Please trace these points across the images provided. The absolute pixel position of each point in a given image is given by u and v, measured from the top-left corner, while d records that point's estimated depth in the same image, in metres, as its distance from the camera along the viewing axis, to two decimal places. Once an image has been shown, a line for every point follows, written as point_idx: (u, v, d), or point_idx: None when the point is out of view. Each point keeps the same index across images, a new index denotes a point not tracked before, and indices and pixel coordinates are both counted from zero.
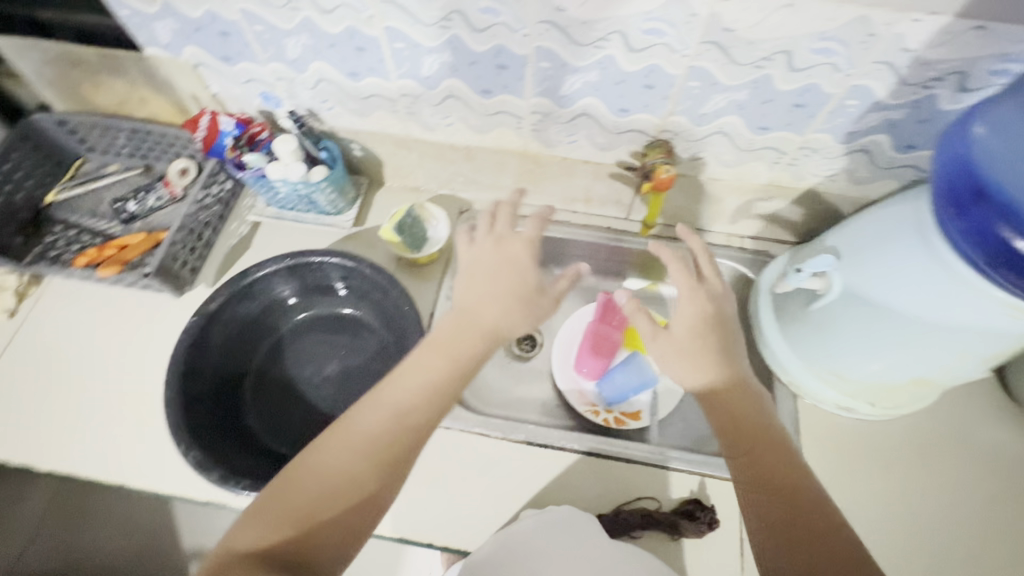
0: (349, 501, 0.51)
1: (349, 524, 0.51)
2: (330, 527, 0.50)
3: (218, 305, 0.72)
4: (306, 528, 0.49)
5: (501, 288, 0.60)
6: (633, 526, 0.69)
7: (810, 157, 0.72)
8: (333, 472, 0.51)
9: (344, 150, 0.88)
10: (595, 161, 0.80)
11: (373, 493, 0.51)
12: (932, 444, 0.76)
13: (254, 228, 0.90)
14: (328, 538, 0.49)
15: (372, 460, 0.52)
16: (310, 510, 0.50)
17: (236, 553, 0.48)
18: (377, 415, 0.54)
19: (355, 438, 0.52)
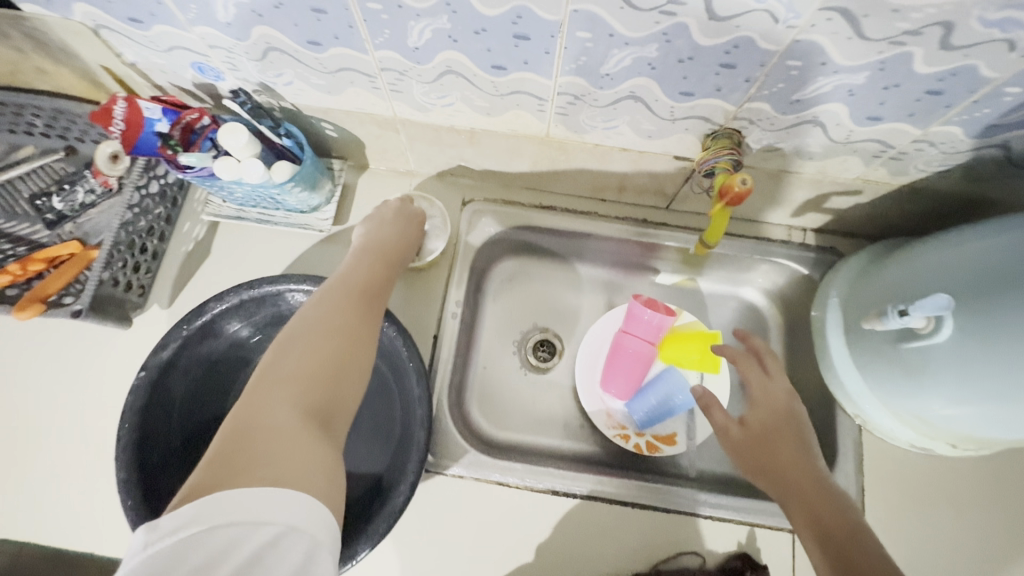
0: (352, 347, 0.45)
1: (358, 368, 0.45)
2: (349, 383, 0.44)
3: (172, 352, 0.58)
4: (328, 391, 0.42)
5: (409, 231, 0.65)
6: None
7: (923, 151, 0.55)
8: (329, 329, 0.45)
9: (314, 130, 0.70)
10: (635, 149, 0.63)
11: (370, 337, 0.48)
12: (1012, 480, 0.67)
13: (213, 231, 0.74)
14: (347, 384, 0.44)
15: (362, 324, 0.48)
16: (324, 360, 0.43)
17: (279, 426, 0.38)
18: (348, 292, 0.51)
19: (345, 321, 0.47)
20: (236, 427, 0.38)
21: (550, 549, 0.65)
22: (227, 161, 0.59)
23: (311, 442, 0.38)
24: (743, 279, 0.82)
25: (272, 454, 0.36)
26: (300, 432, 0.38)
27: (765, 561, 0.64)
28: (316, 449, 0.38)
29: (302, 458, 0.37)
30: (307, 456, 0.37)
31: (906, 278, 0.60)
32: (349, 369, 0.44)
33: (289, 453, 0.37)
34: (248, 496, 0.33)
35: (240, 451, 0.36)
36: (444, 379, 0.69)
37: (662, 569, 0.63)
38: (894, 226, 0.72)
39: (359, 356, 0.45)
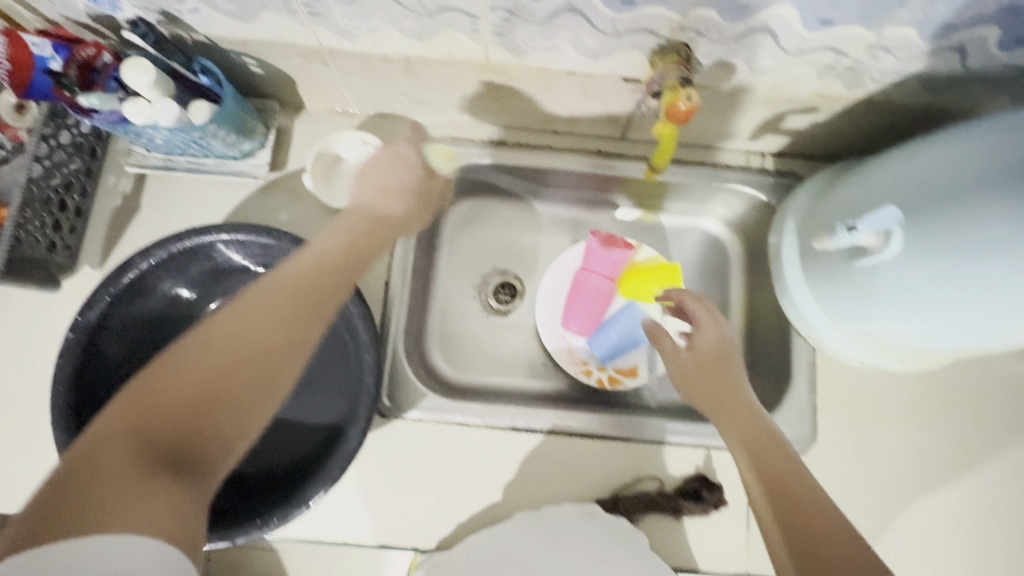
0: (261, 372, 0.41)
1: (261, 394, 0.41)
2: (236, 409, 0.39)
3: (101, 313, 0.55)
4: (199, 419, 0.38)
5: (395, 179, 0.60)
6: (634, 511, 0.64)
7: (878, 58, 0.52)
8: (232, 352, 0.40)
9: (237, 67, 0.64)
10: (582, 72, 0.59)
11: (280, 364, 0.42)
12: (957, 392, 0.69)
13: (140, 184, 0.69)
14: (242, 412, 0.40)
15: (285, 340, 0.43)
16: (201, 382, 0.39)
17: (111, 459, 0.35)
18: (281, 292, 0.44)
19: (266, 341, 0.42)
20: (81, 459, 0.35)
21: (514, 485, 0.65)
22: (137, 104, 0.54)
23: (158, 488, 0.35)
24: (704, 210, 0.80)
25: (116, 501, 0.34)
26: (143, 478, 0.35)
27: (720, 481, 0.66)
28: (163, 495, 0.35)
29: (144, 507, 0.34)
30: (152, 505, 0.34)
31: (856, 197, 0.59)
32: (243, 399, 0.40)
33: (129, 501, 0.34)
34: (79, 549, 0.31)
35: (76, 482, 0.34)
36: (399, 326, 0.68)
37: (622, 494, 0.65)
38: (853, 145, 0.70)
39: (263, 383, 0.41)
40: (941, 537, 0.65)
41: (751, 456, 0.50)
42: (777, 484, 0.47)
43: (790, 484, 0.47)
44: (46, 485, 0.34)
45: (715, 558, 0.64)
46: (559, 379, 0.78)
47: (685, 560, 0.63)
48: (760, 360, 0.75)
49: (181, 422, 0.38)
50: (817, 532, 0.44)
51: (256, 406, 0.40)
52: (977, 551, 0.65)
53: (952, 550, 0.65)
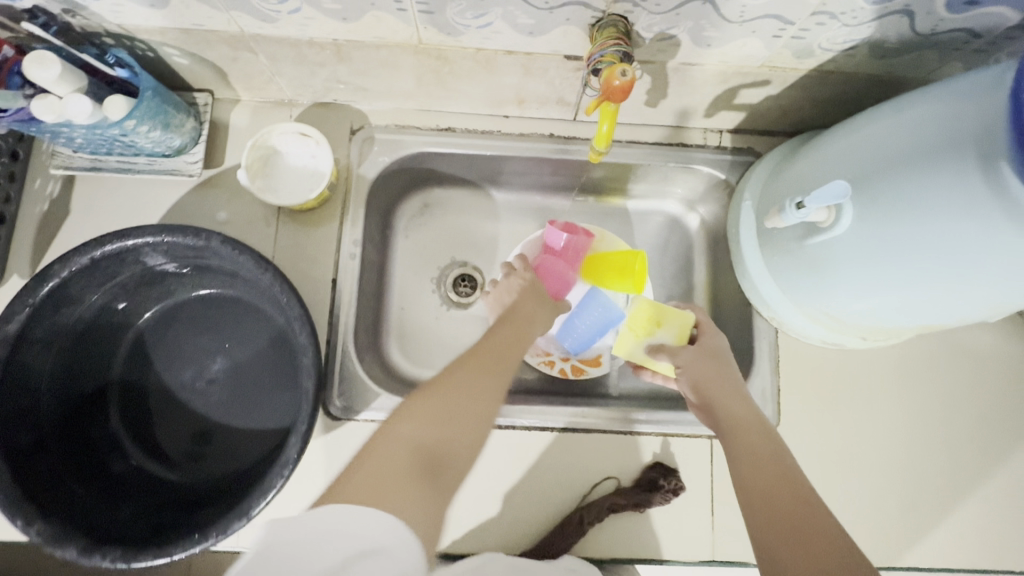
0: (480, 418, 0.48)
1: (478, 434, 0.48)
2: (466, 435, 0.47)
3: (21, 326, 0.52)
4: (444, 436, 0.46)
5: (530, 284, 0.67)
6: (598, 518, 0.61)
7: (824, 25, 0.50)
8: (466, 389, 0.49)
9: (159, 58, 0.60)
10: (522, 52, 0.56)
11: (495, 412, 0.50)
12: (920, 367, 0.68)
13: (67, 186, 0.66)
14: (463, 443, 0.47)
15: (498, 387, 0.51)
16: (449, 408, 0.47)
17: (401, 452, 0.44)
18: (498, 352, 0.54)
19: (483, 383, 0.50)
20: (371, 450, 0.44)
21: (473, 486, 0.63)
22: (45, 100, 0.51)
23: (415, 489, 0.42)
24: (665, 192, 0.78)
25: (379, 488, 0.41)
26: (410, 477, 0.42)
27: (678, 468, 0.64)
28: (419, 497, 0.42)
29: (404, 501, 0.41)
30: (408, 502, 0.41)
31: (812, 171, 0.56)
32: (466, 432, 0.47)
33: (395, 492, 0.41)
34: (327, 518, 0.38)
35: (376, 472, 0.42)
36: (348, 325, 0.65)
37: (585, 510, 0.62)
38: (812, 118, 0.68)
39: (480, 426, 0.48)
40: (909, 514, 0.64)
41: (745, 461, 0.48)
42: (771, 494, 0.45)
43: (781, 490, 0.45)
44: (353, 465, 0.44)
45: (680, 549, 0.62)
46: (522, 372, 0.76)
47: (652, 552, 0.62)
48: None
49: (435, 441, 0.45)
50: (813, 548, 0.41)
51: (474, 443, 0.48)
52: (946, 526, 0.64)
53: (921, 525, 0.64)
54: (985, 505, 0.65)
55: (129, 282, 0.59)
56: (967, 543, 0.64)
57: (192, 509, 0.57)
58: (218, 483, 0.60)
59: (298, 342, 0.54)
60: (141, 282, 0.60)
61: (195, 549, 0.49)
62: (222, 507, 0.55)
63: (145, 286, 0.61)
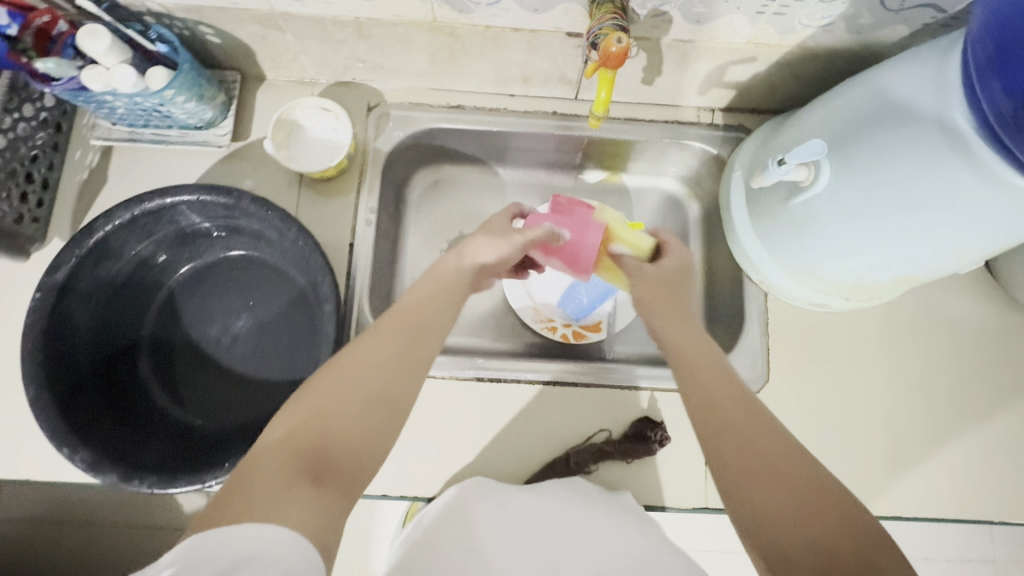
0: (373, 401, 0.45)
1: (375, 421, 0.45)
2: (357, 428, 0.43)
3: (67, 274, 0.56)
4: (328, 432, 0.42)
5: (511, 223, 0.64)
6: (587, 462, 0.66)
7: (803, 1, 0.55)
8: (357, 377, 0.46)
9: (193, 36, 0.66)
10: (528, 29, 0.61)
11: (398, 396, 0.46)
12: (902, 329, 0.72)
13: (106, 156, 0.71)
14: (356, 433, 0.43)
15: (399, 366, 0.47)
16: (337, 403, 0.44)
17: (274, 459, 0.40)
18: (402, 331, 0.50)
19: (377, 364, 0.47)
20: (246, 464, 0.40)
21: (481, 435, 0.67)
22: (95, 70, 0.56)
23: (297, 492, 0.38)
24: (662, 169, 0.83)
25: (250, 502, 0.37)
26: (295, 482, 0.38)
27: (662, 420, 0.68)
28: (306, 499, 0.38)
29: (288, 507, 0.37)
30: (290, 506, 0.37)
31: (795, 139, 0.61)
32: (357, 420, 0.44)
33: (274, 503, 0.37)
34: (232, 536, 0.34)
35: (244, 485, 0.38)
36: (364, 286, 0.70)
37: (574, 450, 0.66)
38: (797, 95, 0.72)
39: (375, 412, 0.45)
40: (893, 466, 0.68)
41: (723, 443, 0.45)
42: (769, 467, 0.43)
43: (773, 458, 0.43)
44: (223, 490, 0.38)
45: (675, 496, 0.66)
46: (526, 337, 0.80)
47: (649, 498, 0.66)
48: (717, 310, 0.78)
49: (321, 440, 0.42)
50: (813, 518, 0.40)
51: (370, 432, 0.44)
52: (927, 478, 0.68)
53: (903, 476, 0.68)
54: (966, 458, 0.68)
55: (162, 241, 0.64)
56: (948, 493, 0.67)
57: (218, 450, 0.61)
58: (242, 430, 0.63)
59: (321, 292, 0.58)
60: (173, 241, 0.65)
61: (226, 477, 0.53)
62: (247, 446, 0.59)
63: (176, 246, 0.66)
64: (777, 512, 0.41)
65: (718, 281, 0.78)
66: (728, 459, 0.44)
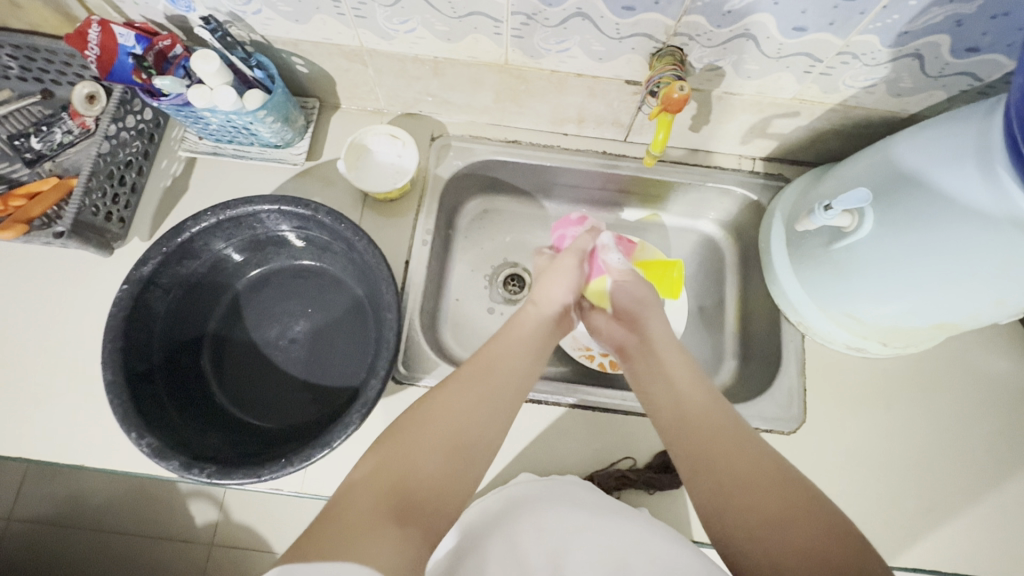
0: (453, 446, 0.46)
1: (456, 467, 0.45)
2: (437, 459, 0.45)
3: (153, 269, 0.61)
4: (409, 467, 0.44)
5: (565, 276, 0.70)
6: (609, 489, 0.66)
7: (848, 64, 0.60)
8: (440, 424, 0.47)
9: (284, 64, 0.72)
10: (590, 75, 0.67)
11: (481, 432, 0.48)
12: (939, 379, 0.73)
13: (188, 167, 0.77)
14: (439, 477, 0.44)
15: (478, 417, 0.49)
16: (426, 437, 0.46)
17: (358, 489, 0.42)
18: (487, 373, 0.52)
19: (456, 413, 0.48)
20: (338, 499, 0.42)
21: (518, 452, 0.69)
22: (200, 90, 0.62)
23: (386, 532, 0.39)
24: (701, 212, 0.87)
25: (338, 539, 0.38)
26: (379, 520, 0.39)
27: None
28: (399, 540, 0.39)
29: (375, 544, 0.38)
30: (381, 547, 0.38)
31: (836, 189, 0.65)
32: (441, 463, 0.45)
33: (365, 542, 0.38)
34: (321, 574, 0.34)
35: (334, 519, 0.40)
36: (416, 301, 0.73)
37: (597, 474, 0.68)
38: (836, 150, 0.77)
39: (455, 459, 0.46)
40: (929, 516, 0.68)
41: (719, 484, 0.45)
42: (751, 500, 0.43)
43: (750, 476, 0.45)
44: (310, 527, 0.39)
45: None
46: (563, 364, 0.82)
47: (681, 530, 0.66)
48: (753, 350, 0.79)
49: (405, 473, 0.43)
50: (805, 540, 0.40)
51: (451, 475, 0.45)
52: (967, 531, 0.67)
53: (942, 529, 0.67)
54: (1007, 515, 0.67)
55: (237, 247, 0.69)
56: (989, 550, 0.66)
57: (270, 449, 0.63)
58: (294, 431, 0.66)
59: (384, 301, 0.62)
60: (247, 248, 0.69)
61: (279, 473, 0.54)
62: (298, 445, 0.60)
63: (248, 252, 0.71)
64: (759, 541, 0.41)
65: (754, 320, 0.80)
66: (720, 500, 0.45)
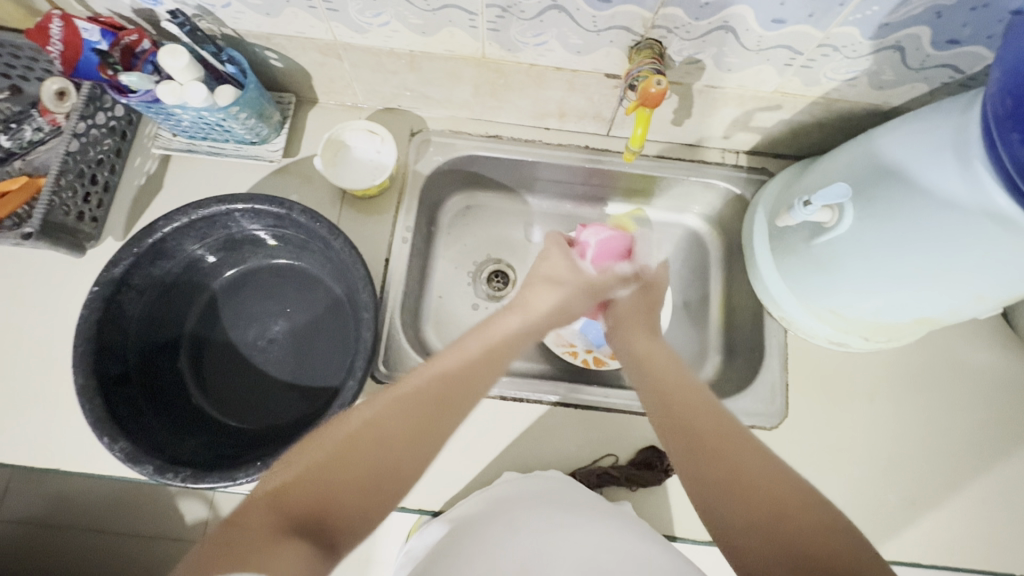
0: (375, 470, 0.43)
1: (371, 491, 0.43)
2: (347, 483, 0.42)
3: (123, 270, 0.60)
4: (318, 487, 0.41)
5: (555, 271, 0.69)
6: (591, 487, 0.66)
7: (829, 57, 0.59)
8: (359, 443, 0.44)
9: (257, 58, 0.71)
10: (570, 69, 0.66)
11: (409, 455, 0.45)
12: (921, 372, 0.73)
13: (163, 164, 0.75)
14: (348, 502, 0.42)
15: (411, 437, 0.45)
16: (343, 457, 0.43)
17: (263, 502, 0.40)
18: (432, 384, 0.48)
19: (382, 427, 0.45)
20: (237, 515, 0.39)
21: (501, 451, 0.68)
22: (169, 86, 0.60)
23: (281, 556, 0.37)
24: (685, 206, 0.86)
25: (230, 559, 0.36)
26: (275, 543, 0.37)
27: None
28: (293, 562, 0.37)
29: (267, 567, 0.36)
30: (271, 567, 0.36)
31: (817, 184, 0.64)
32: (350, 487, 0.42)
33: (255, 559, 0.36)
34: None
35: (227, 539, 0.38)
36: (396, 299, 0.72)
37: (579, 471, 0.67)
38: (819, 143, 0.76)
39: (371, 479, 0.43)
40: (910, 510, 0.68)
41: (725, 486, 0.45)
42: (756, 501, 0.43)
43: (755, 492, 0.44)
44: (207, 540, 0.37)
45: (692, 527, 0.66)
46: (547, 361, 0.81)
47: (663, 526, 0.66)
48: (737, 345, 0.79)
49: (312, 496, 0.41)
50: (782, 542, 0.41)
51: (363, 500, 0.42)
52: (948, 524, 0.67)
53: (923, 523, 0.67)
54: (988, 507, 0.68)
55: (212, 247, 0.68)
56: (968, 543, 0.66)
57: (249, 451, 0.62)
58: (274, 433, 0.65)
59: (360, 301, 0.61)
60: (221, 247, 0.68)
61: (255, 477, 0.53)
62: (275, 448, 0.60)
63: (222, 252, 0.69)
64: (778, 558, 0.40)
65: (738, 315, 0.80)
66: (733, 505, 0.44)
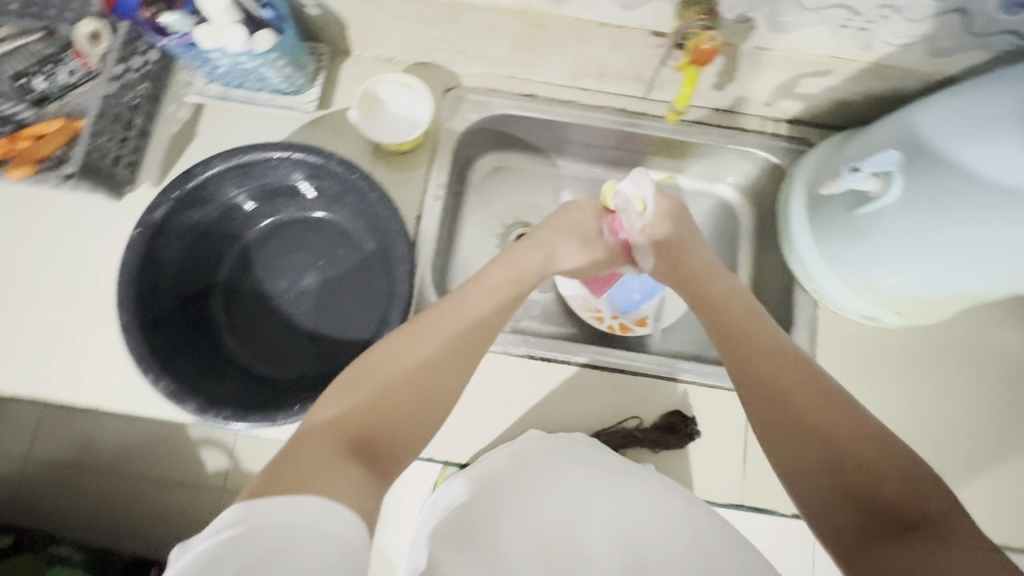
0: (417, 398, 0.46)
1: (417, 417, 0.46)
2: (399, 411, 0.45)
3: (164, 214, 0.61)
4: (372, 412, 0.44)
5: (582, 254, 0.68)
6: (614, 447, 0.67)
7: (887, 19, 0.57)
8: (403, 375, 0.47)
9: (293, 4, 0.69)
10: (614, 24, 0.64)
11: (443, 386, 0.48)
12: (950, 349, 0.73)
13: (197, 112, 0.75)
14: (398, 428, 0.44)
15: (447, 365, 0.49)
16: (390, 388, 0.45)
17: (322, 425, 0.42)
18: (463, 325, 0.52)
19: (421, 362, 0.48)
20: (298, 437, 0.41)
21: (527, 408, 0.70)
22: (207, 28, 0.59)
23: (348, 469, 0.39)
24: (719, 174, 0.84)
25: (303, 473, 0.37)
26: (342, 459, 0.39)
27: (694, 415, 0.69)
28: (358, 476, 0.39)
29: (337, 478, 0.37)
30: (346, 483, 0.37)
31: (861, 153, 0.63)
32: (396, 411, 0.45)
33: (325, 473, 0.38)
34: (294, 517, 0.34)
35: (291, 457, 0.39)
36: (427, 256, 0.72)
37: (604, 431, 0.69)
38: (864, 113, 0.74)
39: (416, 407, 0.46)
40: None
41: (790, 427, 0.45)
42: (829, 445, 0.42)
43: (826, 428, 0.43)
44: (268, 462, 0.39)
45: (712, 489, 0.67)
46: (573, 324, 0.82)
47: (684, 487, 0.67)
48: None
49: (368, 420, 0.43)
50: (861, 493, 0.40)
51: (409, 424, 0.45)
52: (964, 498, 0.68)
53: None
54: (1006, 483, 0.69)
55: (249, 195, 0.68)
56: (983, 516, 0.68)
57: (281, 396, 0.64)
58: (304, 381, 0.67)
59: (395, 255, 0.61)
60: (259, 196, 0.68)
61: (292, 419, 0.55)
62: (310, 393, 0.61)
63: (259, 201, 0.70)
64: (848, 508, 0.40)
65: (767, 287, 0.79)
66: (801, 451, 0.43)
